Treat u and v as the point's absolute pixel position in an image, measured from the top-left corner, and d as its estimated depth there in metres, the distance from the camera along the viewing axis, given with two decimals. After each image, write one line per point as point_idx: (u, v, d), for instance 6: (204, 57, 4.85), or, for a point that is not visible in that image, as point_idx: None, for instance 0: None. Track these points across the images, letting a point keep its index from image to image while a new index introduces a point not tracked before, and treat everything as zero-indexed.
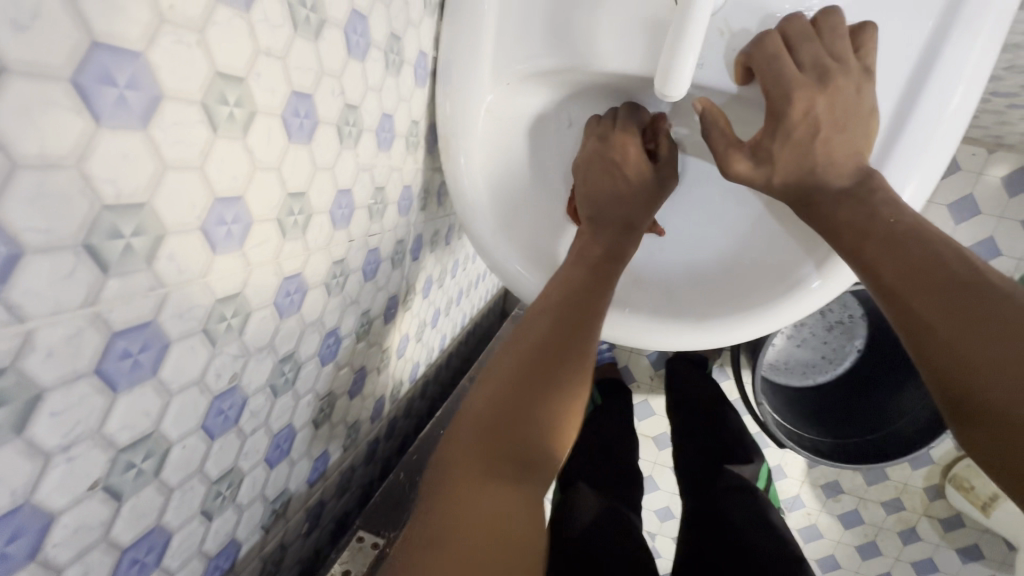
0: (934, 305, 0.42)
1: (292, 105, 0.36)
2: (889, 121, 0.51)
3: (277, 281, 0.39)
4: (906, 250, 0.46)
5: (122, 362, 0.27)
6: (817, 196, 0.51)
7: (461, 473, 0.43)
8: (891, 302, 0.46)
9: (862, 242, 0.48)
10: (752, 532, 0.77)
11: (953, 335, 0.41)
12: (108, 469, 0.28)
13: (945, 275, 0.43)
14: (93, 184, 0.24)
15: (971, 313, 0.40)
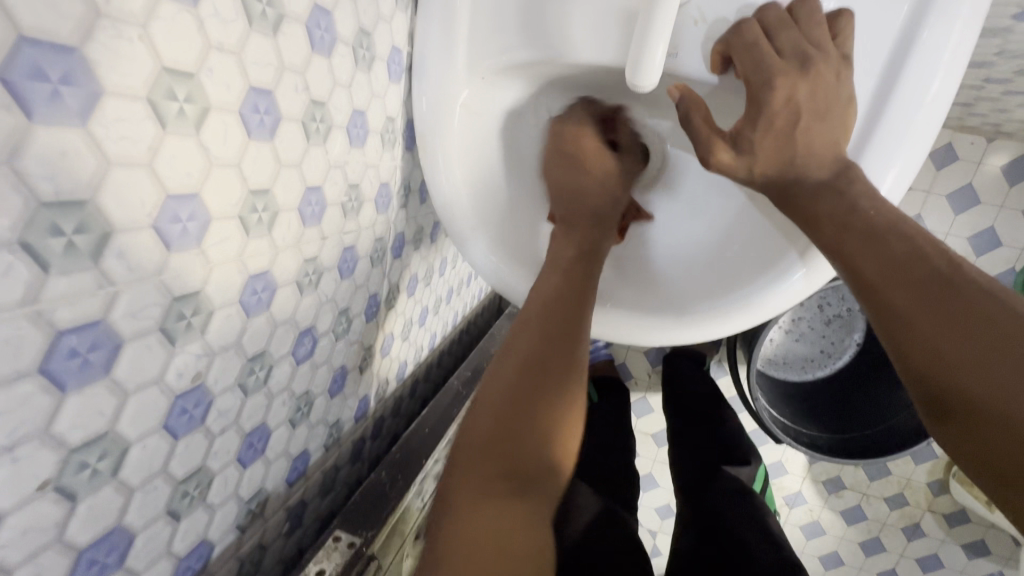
0: (917, 303, 0.42)
1: (250, 101, 0.35)
2: (867, 108, 0.50)
3: (242, 279, 0.39)
4: (888, 245, 0.45)
5: (69, 362, 0.27)
6: (797, 187, 0.50)
7: (459, 489, 0.43)
8: (872, 297, 0.45)
9: (842, 235, 0.47)
10: (749, 533, 0.77)
11: (935, 334, 0.40)
12: (59, 469, 0.28)
13: (928, 271, 0.42)
14: (28, 181, 0.23)
15: (953, 313, 0.40)
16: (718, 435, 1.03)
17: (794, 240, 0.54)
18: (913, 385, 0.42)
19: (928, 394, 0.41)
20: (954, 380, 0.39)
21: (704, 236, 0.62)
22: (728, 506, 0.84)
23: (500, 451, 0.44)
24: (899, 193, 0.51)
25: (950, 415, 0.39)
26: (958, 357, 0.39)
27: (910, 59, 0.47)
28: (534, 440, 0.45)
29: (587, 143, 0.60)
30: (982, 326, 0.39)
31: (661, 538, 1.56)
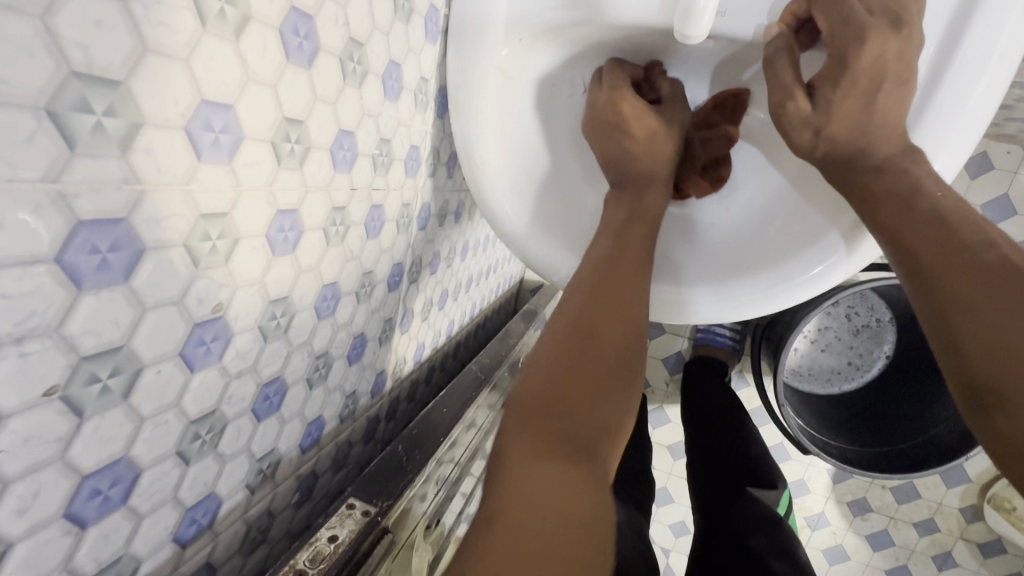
0: (977, 285, 0.38)
1: (290, 22, 0.34)
2: (926, 76, 0.47)
3: (271, 212, 0.37)
4: (953, 229, 0.41)
5: (89, 258, 0.25)
6: (853, 166, 0.47)
7: (514, 456, 0.35)
8: (919, 282, 0.41)
9: (903, 214, 0.43)
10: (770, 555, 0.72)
11: (996, 319, 0.36)
12: (68, 377, 0.26)
13: (995, 257, 0.39)
14: (61, 44, 0.22)
15: (1017, 297, 0.36)
16: (741, 448, 0.96)
17: (844, 211, 0.52)
18: (950, 375, 0.38)
19: (966, 384, 0.36)
20: (1004, 370, 0.35)
21: (744, 210, 0.60)
22: (751, 530, 0.77)
23: (556, 401, 0.37)
24: (953, 168, 0.48)
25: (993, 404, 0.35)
26: (1022, 349, 0.34)
27: (973, 25, 0.45)
28: (601, 401, 0.38)
29: (626, 108, 0.54)
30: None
31: (674, 557, 1.49)
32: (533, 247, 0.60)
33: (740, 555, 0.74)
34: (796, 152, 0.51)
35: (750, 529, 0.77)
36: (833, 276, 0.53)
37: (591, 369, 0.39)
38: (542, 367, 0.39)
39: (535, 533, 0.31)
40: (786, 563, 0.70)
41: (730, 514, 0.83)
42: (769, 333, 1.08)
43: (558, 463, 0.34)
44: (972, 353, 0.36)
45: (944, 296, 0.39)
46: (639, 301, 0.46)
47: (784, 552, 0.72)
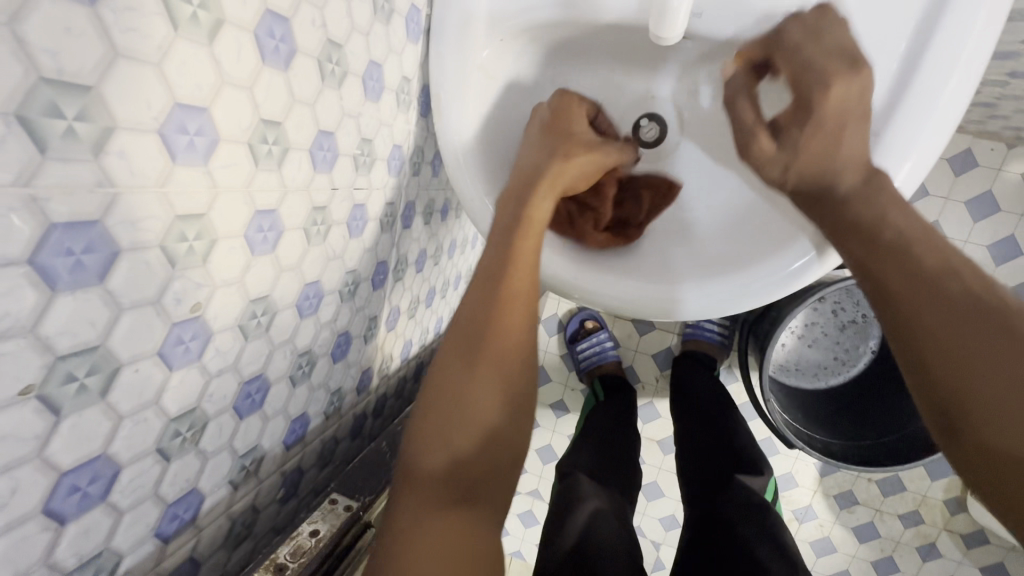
0: (945, 317, 0.38)
1: (266, 25, 0.35)
2: (892, 82, 0.46)
3: (249, 213, 0.37)
4: (917, 257, 0.41)
5: (62, 260, 0.26)
6: (820, 196, 0.47)
7: (416, 487, 0.43)
8: (884, 307, 0.42)
9: (868, 243, 0.44)
10: (758, 543, 0.72)
11: (967, 354, 0.37)
12: (44, 376, 0.26)
13: (957, 285, 0.39)
14: (29, 51, 0.22)
15: (983, 333, 0.37)
16: (726, 439, 0.97)
17: None
18: (915, 394, 0.40)
19: (933, 404, 0.38)
20: (971, 388, 0.36)
21: (725, 211, 0.60)
22: (739, 518, 0.78)
23: (438, 429, 0.45)
24: (919, 174, 0.47)
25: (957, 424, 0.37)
26: (993, 383, 0.35)
27: (938, 31, 0.44)
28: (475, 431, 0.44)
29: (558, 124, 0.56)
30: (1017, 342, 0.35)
31: (665, 551, 1.50)
32: None
33: (729, 544, 0.75)
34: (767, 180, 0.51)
35: (738, 518, 0.78)
36: (813, 270, 0.52)
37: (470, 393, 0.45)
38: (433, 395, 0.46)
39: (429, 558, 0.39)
40: (772, 549, 0.71)
41: (718, 505, 0.84)
42: (755, 328, 1.10)
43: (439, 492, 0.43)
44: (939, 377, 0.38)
45: (906, 319, 0.40)
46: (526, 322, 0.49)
47: (771, 538, 0.73)
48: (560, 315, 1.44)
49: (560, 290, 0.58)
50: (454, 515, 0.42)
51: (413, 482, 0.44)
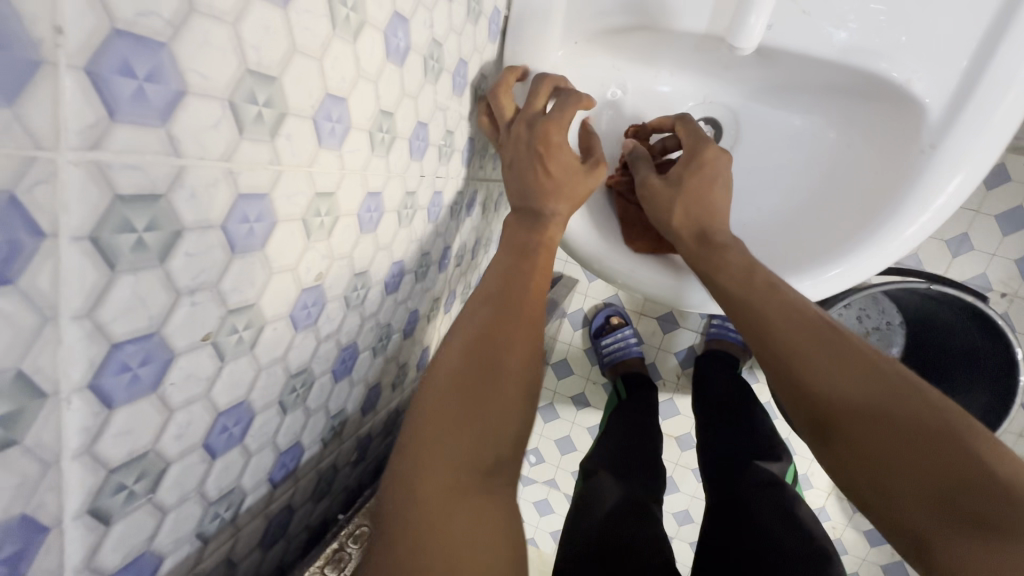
0: (779, 321, 0.49)
1: (392, 26, 0.38)
2: (943, 106, 0.49)
3: (363, 195, 0.41)
4: (783, 297, 0.51)
5: (241, 226, 0.30)
6: (705, 235, 0.57)
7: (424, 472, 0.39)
8: (762, 346, 0.50)
9: (743, 285, 0.52)
10: (777, 527, 0.73)
11: (792, 345, 0.48)
12: (218, 327, 0.30)
13: (768, 292, 0.51)
14: (243, 46, 0.26)
15: (794, 328, 0.48)
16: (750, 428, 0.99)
17: (876, 209, 0.53)
18: (799, 415, 0.47)
19: (816, 421, 0.45)
20: (837, 412, 0.44)
21: (775, 210, 0.61)
22: (754, 499, 0.80)
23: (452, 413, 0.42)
24: (965, 192, 0.50)
25: (833, 438, 0.44)
26: (817, 365, 0.46)
27: (993, 62, 0.46)
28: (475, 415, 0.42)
29: (555, 143, 0.55)
30: (868, 366, 0.44)
31: (677, 543, 1.55)
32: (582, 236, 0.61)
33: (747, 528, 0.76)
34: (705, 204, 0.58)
35: (756, 502, 0.80)
36: (869, 263, 0.53)
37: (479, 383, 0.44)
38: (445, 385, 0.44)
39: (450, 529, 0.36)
40: (793, 533, 0.71)
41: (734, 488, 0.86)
42: None
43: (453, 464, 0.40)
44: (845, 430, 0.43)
45: (784, 350, 0.48)
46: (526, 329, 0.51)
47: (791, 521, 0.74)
48: (586, 312, 1.46)
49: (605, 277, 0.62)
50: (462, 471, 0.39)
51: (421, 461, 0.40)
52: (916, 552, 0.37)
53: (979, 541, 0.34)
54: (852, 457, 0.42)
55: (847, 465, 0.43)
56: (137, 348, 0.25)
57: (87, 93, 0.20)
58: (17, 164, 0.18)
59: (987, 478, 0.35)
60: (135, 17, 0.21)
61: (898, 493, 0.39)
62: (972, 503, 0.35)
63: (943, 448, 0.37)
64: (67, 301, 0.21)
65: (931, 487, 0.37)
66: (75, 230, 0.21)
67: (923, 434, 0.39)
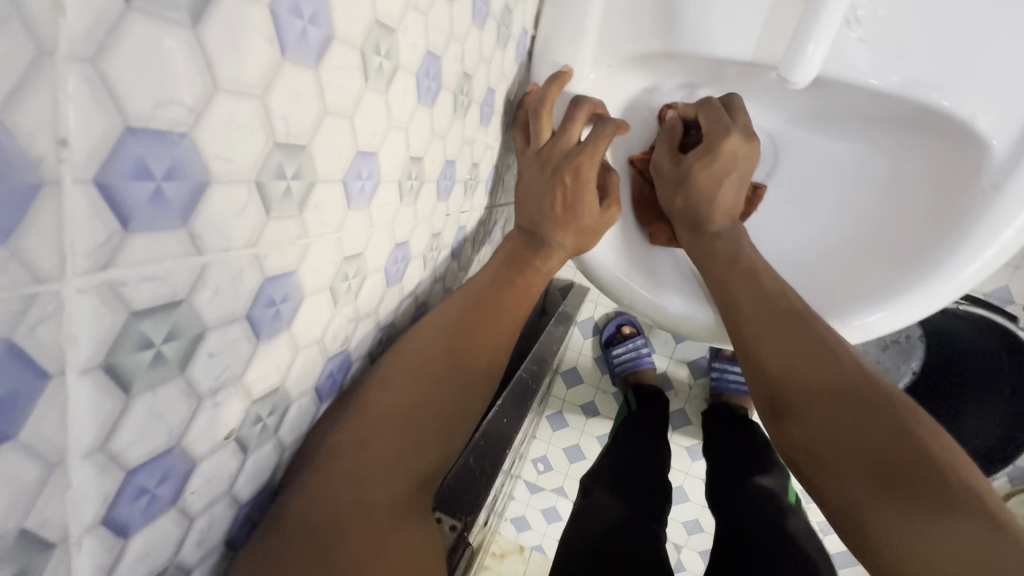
0: (754, 308, 0.47)
1: (424, 66, 0.35)
2: (1012, 144, 0.46)
3: (390, 247, 0.38)
4: (761, 279, 0.48)
5: (267, 310, 0.26)
6: (699, 225, 0.53)
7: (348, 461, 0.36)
8: (732, 320, 0.48)
9: (729, 265, 0.50)
10: (769, 539, 0.63)
11: (768, 331, 0.45)
12: (241, 421, 0.27)
13: (747, 277, 0.49)
14: (272, 119, 0.23)
15: (768, 315, 0.46)
16: None
17: (932, 246, 0.49)
18: (756, 393, 0.45)
19: (772, 399, 0.43)
20: (795, 389, 0.42)
21: (816, 239, 0.57)
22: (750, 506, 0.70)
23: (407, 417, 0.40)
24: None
25: (788, 417, 0.41)
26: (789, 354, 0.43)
27: None
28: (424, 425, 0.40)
29: (583, 177, 0.52)
30: (829, 350, 0.42)
31: (687, 556, 1.43)
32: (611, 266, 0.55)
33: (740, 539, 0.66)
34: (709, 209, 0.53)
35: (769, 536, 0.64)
36: (925, 304, 0.49)
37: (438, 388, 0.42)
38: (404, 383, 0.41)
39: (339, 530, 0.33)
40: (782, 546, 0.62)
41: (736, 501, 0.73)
42: None
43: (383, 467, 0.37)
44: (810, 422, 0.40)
45: (754, 328, 0.46)
46: (497, 335, 0.49)
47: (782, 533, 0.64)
48: (596, 320, 1.35)
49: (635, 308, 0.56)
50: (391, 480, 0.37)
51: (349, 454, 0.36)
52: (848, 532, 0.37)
53: (919, 524, 0.33)
54: (801, 437, 0.40)
55: (794, 443, 0.41)
56: (155, 468, 0.22)
57: (96, 207, 0.17)
58: (16, 305, 0.15)
59: (933, 468, 0.35)
60: (152, 111, 0.17)
61: (840, 473, 0.37)
62: (917, 490, 0.34)
63: (892, 438, 0.36)
64: (76, 440, 0.18)
65: (872, 470, 0.36)
66: (84, 362, 0.18)
67: (874, 420, 0.38)
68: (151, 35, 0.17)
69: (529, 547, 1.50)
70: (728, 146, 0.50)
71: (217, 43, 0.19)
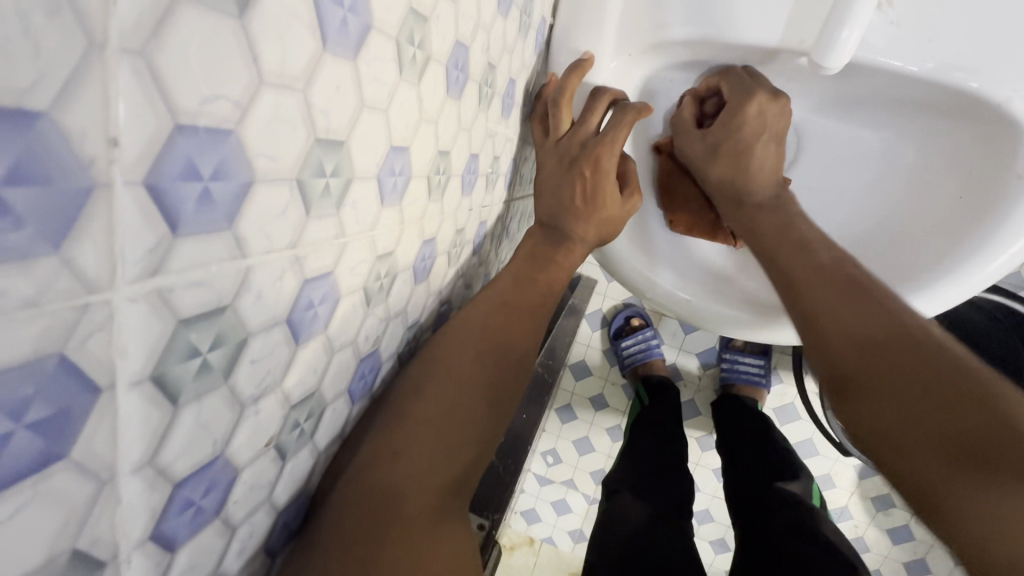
0: (819, 285, 0.44)
1: (453, 57, 0.34)
2: None
3: (418, 244, 0.37)
4: (815, 253, 0.46)
5: (306, 312, 0.25)
6: (742, 201, 0.53)
7: (396, 471, 0.36)
8: (792, 297, 0.46)
9: (781, 239, 0.48)
10: (796, 543, 0.64)
11: (828, 307, 0.42)
12: (280, 427, 0.26)
13: (814, 253, 0.46)
14: (313, 114, 0.22)
15: (840, 287, 0.43)
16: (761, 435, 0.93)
17: (963, 235, 0.48)
18: (822, 376, 0.42)
19: (837, 382, 0.40)
20: (857, 367, 0.39)
21: (841, 229, 0.56)
22: (777, 513, 0.71)
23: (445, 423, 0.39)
24: None
25: (851, 397, 0.38)
26: (859, 327, 0.40)
27: None
28: (463, 431, 0.40)
29: (605, 169, 0.50)
30: (890, 323, 0.39)
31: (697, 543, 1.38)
32: (630, 259, 0.56)
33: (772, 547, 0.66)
34: (753, 182, 0.53)
35: (796, 542, 0.64)
36: (957, 293, 0.48)
37: (476, 395, 0.42)
38: (444, 392, 0.40)
39: (389, 547, 0.33)
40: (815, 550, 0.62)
41: (765, 511, 0.73)
42: None
43: (428, 473, 0.37)
44: (866, 398, 0.37)
45: (814, 305, 0.43)
46: (529, 336, 0.49)
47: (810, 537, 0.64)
48: (605, 312, 1.34)
49: (652, 302, 0.56)
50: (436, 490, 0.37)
51: (398, 459, 0.36)
52: (926, 513, 0.32)
53: (990, 495, 0.29)
54: (868, 418, 0.37)
55: (863, 424, 0.37)
56: (200, 479, 0.22)
57: (147, 210, 0.16)
58: (69, 317, 0.14)
59: (1018, 440, 0.29)
60: (200, 107, 0.16)
61: (913, 451, 0.33)
62: (1001, 464, 0.29)
63: (963, 407, 0.32)
64: (125, 455, 0.18)
65: (951, 443, 0.31)
66: (134, 374, 0.17)
67: (946, 391, 0.33)
68: (201, 25, 0.15)
69: (539, 540, 1.48)
70: (753, 109, 0.50)
71: (262, 33, 0.18)
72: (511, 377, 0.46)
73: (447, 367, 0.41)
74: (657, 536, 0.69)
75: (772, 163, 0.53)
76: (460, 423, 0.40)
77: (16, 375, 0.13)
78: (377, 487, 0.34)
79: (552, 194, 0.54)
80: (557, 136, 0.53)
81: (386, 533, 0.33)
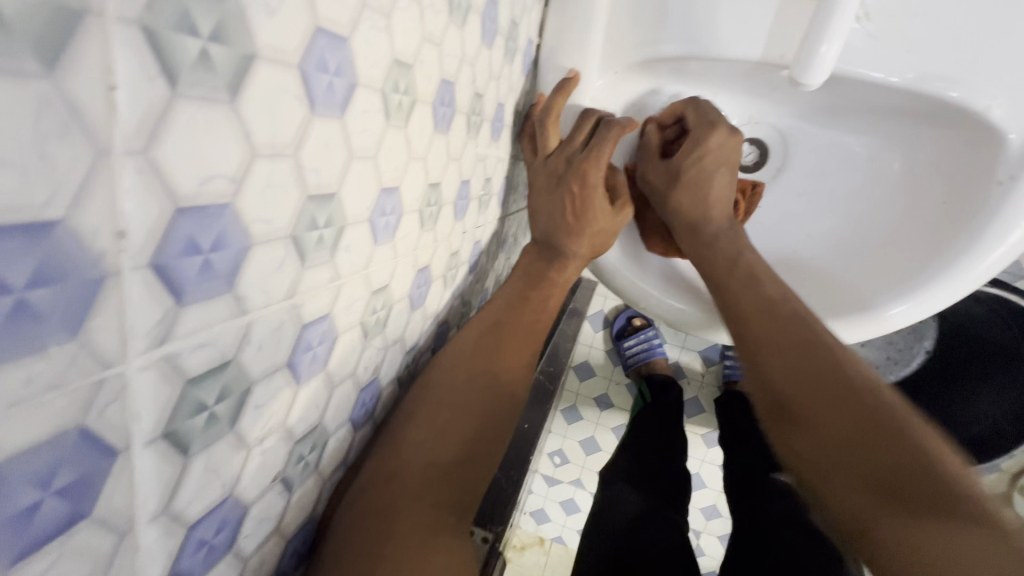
0: (761, 318, 0.46)
1: (440, 95, 0.35)
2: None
3: (413, 273, 0.38)
4: (761, 286, 0.48)
5: (306, 354, 0.27)
6: (697, 226, 0.53)
7: (394, 491, 0.37)
8: (737, 324, 0.48)
9: (729, 271, 0.50)
10: (783, 531, 0.66)
11: (764, 341, 0.45)
12: (285, 462, 0.28)
13: (750, 285, 0.48)
14: (304, 175, 0.23)
15: (779, 322, 0.45)
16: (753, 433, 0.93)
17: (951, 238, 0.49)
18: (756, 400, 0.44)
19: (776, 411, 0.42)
20: (796, 401, 0.40)
21: (831, 235, 0.57)
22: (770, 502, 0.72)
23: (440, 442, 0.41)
24: None
25: (789, 424, 0.40)
26: (793, 364, 0.42)
27: None
28: (458, 449, 0.42)
29: (591, 185, 0.51)
30: (833, 362, 0.41)
31: (705, 539, 1.39)
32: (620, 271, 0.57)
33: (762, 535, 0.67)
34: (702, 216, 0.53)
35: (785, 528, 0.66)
36: (943, 296, 0.48)
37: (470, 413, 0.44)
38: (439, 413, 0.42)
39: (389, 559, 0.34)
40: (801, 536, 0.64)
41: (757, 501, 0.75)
42: None
43: (425, 490, 0.38)
44: (799, 433, 0.39)
45: (758, 337, 0.45)
46: (522, 352, 0.50)
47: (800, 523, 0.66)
48: (607, 313, 1.37)
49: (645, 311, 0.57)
50: (433, 505, 0.38)
51: (396, 479, 0.38)
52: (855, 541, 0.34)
53: (938, 541, 0.30)
54: (803, 452, 0.39)
55: (797, 456, 0.39)
56: (212, 519, 0.23)
57: (153, 288, 0.17)
58: (87, 392, 0.16)
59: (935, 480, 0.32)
60: (199, 186, 0.18)
61: (841, 486, 0.36)
62: (932, 505, 0.31)
63: (892, 445, 0.35)
64: (142, 507, 0.19)
65: (880, 484, 0.34)
66: (147, 433, 0.18)
67: (878, 434, 0.36)
68: (197, 115, 0.17)
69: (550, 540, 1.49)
70: (713, 141, 0.51)
71: (253, 113, 0.19)
72: (508, 404, 0.47)
73: (443, 388, 0.43)
74: (650, 522, 0.71)
75: (724, 194, 0.53)
76: (454, 441, 0.42)
77: (44, 448, 0.15)
78: (375, 506, 0.36)
79: (544, 211, 0.55)
80: (545, 155, 0.54)
81: (385, 547, 0.35)
